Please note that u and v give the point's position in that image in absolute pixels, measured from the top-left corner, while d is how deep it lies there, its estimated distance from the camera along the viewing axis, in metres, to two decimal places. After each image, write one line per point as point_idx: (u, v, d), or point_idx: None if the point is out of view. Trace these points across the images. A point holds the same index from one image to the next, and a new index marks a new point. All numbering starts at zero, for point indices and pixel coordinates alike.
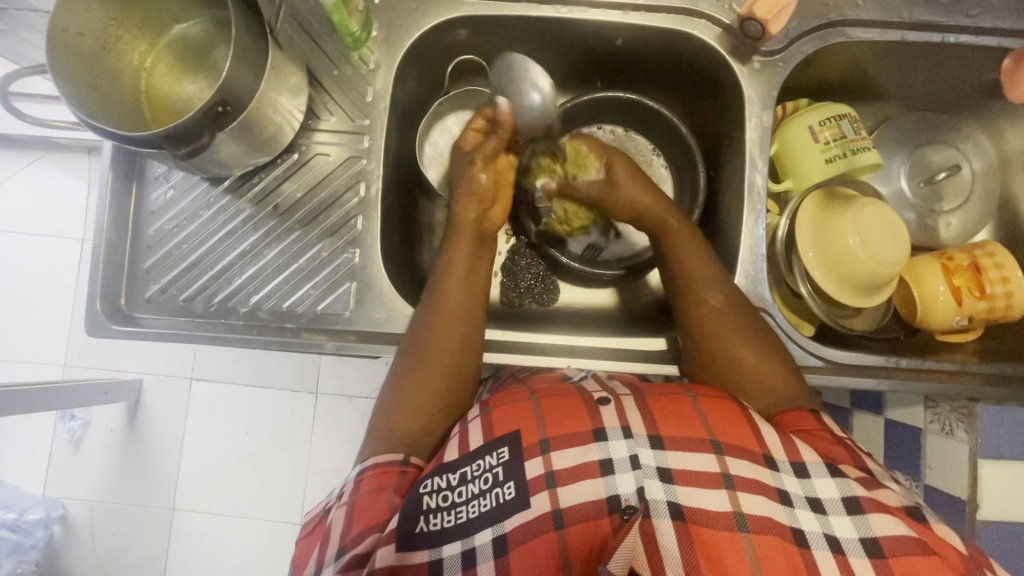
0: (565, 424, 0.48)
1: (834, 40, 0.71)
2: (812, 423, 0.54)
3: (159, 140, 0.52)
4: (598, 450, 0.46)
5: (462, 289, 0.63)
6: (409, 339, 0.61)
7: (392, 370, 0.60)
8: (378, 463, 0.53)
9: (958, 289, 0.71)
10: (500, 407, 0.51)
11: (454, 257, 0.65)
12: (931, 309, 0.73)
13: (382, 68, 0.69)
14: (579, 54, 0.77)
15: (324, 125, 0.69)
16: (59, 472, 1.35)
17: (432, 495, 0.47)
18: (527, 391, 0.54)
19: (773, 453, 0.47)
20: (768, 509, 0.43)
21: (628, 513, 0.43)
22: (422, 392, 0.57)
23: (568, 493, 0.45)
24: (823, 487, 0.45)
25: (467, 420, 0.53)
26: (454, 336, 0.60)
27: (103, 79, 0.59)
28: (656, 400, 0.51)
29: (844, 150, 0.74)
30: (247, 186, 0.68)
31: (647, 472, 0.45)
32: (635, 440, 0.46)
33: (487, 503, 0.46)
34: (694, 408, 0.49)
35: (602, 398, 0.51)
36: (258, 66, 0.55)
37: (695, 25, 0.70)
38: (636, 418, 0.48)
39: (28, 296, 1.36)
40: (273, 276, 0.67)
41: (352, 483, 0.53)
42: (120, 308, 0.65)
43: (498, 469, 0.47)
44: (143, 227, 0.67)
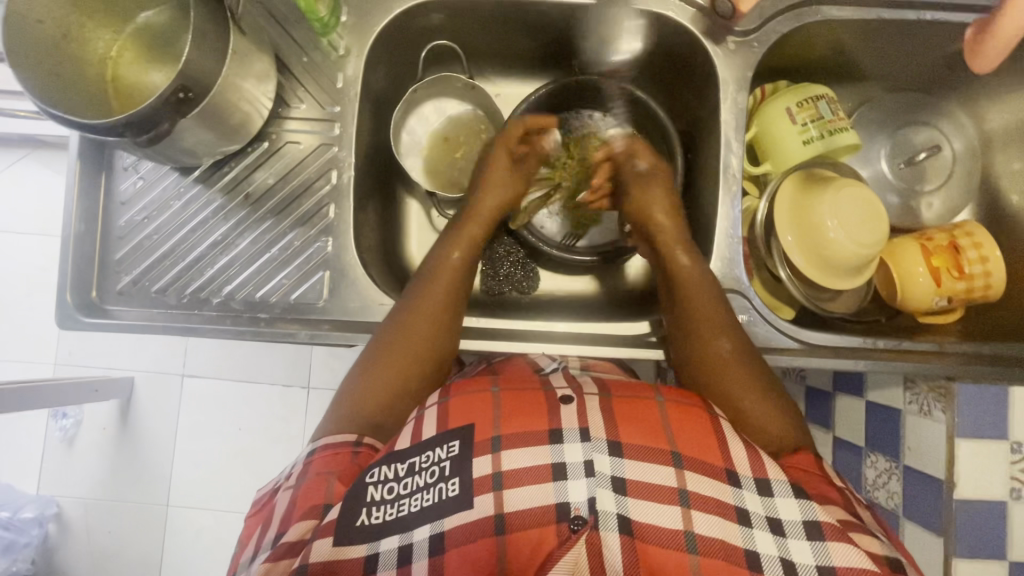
0: (520, 420, 0.49)
1: (811, 19, 0.70)
2: (813, 466, 0.52)
3: (119, 127, 0.52)
4: (553, 453, 0.46)
5: (440, 286, 0.63)
6: (383, 330, 0.61)
7: (363, 351, 0.60)
8: (330, 443, 0.53)
9: (937, 270, 0.71)
10: (458, 399, 0.51)
11: (442, 255, 0.66)
12: (911, 295, 0.72)
13: (351, 54, 0.68)
14: (553, 37, 0.76)
15: (294, 113, 0.68)
16: (52, 471, 1.35)
17: (378, 486, 0.47)
18: (491, 381, 0.54)
19: (738, 469, 0.47)
20: (721, 531, 0.44)
21: (577, 523, 0.43)
22: (386, 383, 0.57)
23: (513, 497, 0.44)
24: (786, 507, 0.45)
25: (426, 407, 0.53)
26: (426, 332, 0.60)
27: (67, 67, 0.59)
28: (621, 402, 0.51)
29: (821, 130, 0.74)
30: (218, 175, 0.67)
31: (601, 481, 0.45)
32: (592, 444, 0.46)
33: (429, 497, 0.46)
34: (660, 417, 0.50)
35: (565, 395, 0.51)
36: (219, 51, 0.54)
37: (668, 5, 0.69)
38: (598, 418, 0.49)
39: (18, 296, 1.36)
40: (246, 266, 0.66)
41: (302, 464, 0.52)
42: (91, 301, 0.65)
43: (446, 463, 0.47)
44: (113, 218, 0.66)
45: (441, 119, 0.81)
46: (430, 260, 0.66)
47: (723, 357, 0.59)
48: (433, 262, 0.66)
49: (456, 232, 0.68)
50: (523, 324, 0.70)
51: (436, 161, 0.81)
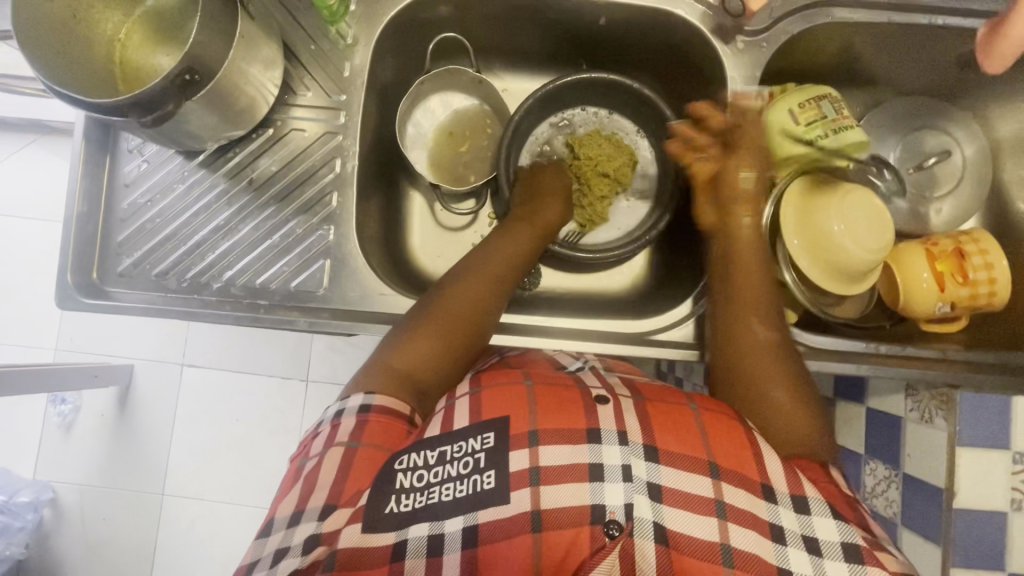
0: (558, 418, 0.49)
1: (820, 21, 0.69)
2: (824, 477, 0.51)
3: (125, 108, 0.52)
4: (588, 450, 0.47)
5: (491, 264, 0.66)
6: (432, 298, 0.62)
7: (407, 318, 0.61)
8: (386, 408, 0.53)
9: (941, 276, 0.70)
10: (489, 390, 0.52)
11: (506, 241, 0.70)
12: (914, 300, 0.72)
13: (360, 43, 0.68)
14: (561, 33, 0.76)
15: (301, 101, 0.68)
16: (50, 456, 1.35)
17: (407, 473, 0.47)
18: (523, 376, 0.56)
19: (774, 486, 0.47)
20: (756, 544, 0.44)
21: (613, 528, 0.44)
22: (430, 345, 0.58)
23: (549, 495, 0.45)
24: (822, 527, 0.45)
25: (455, 397, 0.54)
26: (473, 296, 0.62)
27: (74, 47, 0.59)
28: (656, 408, 0.52)
29: (828, 130, 0.71)
30: (222, 160, 0.67)
31: (638, 487, 0.46)
32: (630, 448, 0.47)
33: (463, 488, 0.46)
34: (695, 422, 0.50)
35: (601, 395, 0.52)
36: (226, 35, 0.54)
37: (678, 3, 0.69)
38: (633, 420, 0.50)
39: (21, 280, 1.36)
40: (247, 252, 0.66)
41: (358, 417, 0.52)
42: (91, 282, 0.65)
43: (480, 454, 0.48)
44: (116, 200, 0.66)
45: (447, 113, 0.82)
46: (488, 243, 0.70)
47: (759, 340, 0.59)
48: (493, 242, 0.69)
49: (512, 230, 0.71)
50: (524, 319, 0.70)
51: (441, 154, 0.82)
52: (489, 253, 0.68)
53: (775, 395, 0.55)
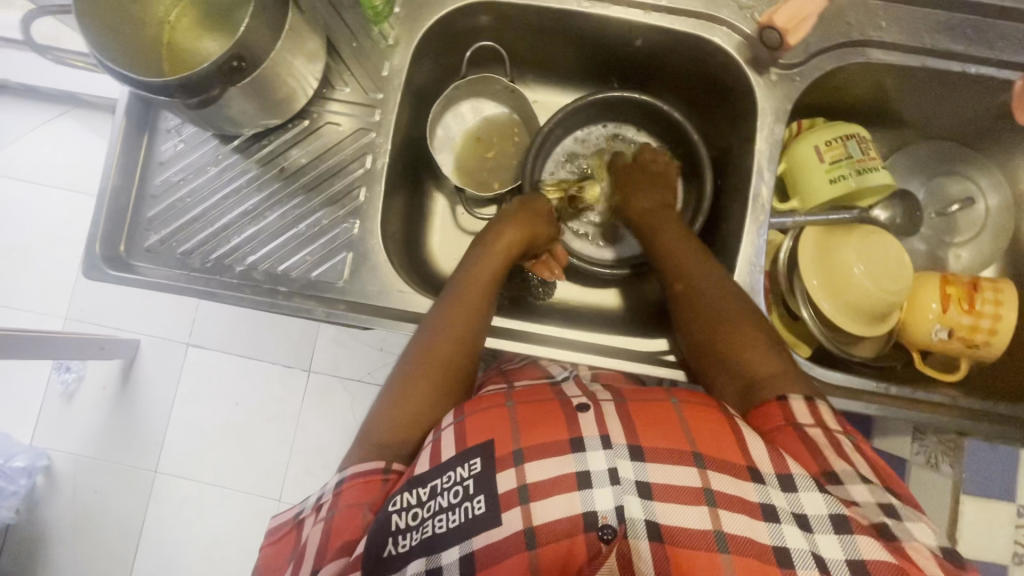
0: (540, 432, 0.49)
1: (855, 60, 0.70)
2: (783, 422, 0.53)
3: (172, 88, 0.53)
4: (575, 462, 0.47)
5: (467, 302, 0.65)
6: (407, 355, 0.62)
7: (390, 379, 0.62)
8: (359, 471, 0.54)
9: (947, 300, 0.72)
10: (473, 417, 0.52)
11: (471, 271, 0.68)
12: (911, 324, 0.74)
13: (400, 44, 0.70)
14: (596, 51, 0.77)
15: (338, 95, 0.69)
16: (49, 422, 1.36)
17: (402, 513, 0.47)
18: (504, 396, 0.55)
19: (760, 466, 0.47)
20: (748, 527, 0.44)
21: (607, 532, 0.44)
22: (420, 396, 0.59)
23: (541, 510, 0.45)
24: (810, 502, 0.45)
25: (440, 429, 0.54)
26: (452, 340, 0.62)
27: (125, 26, 0.61)
28: (637, 408, 0.52)
29: (852, 169, 0.74)
30: (256, 147, 0.69)
31: (626, 488, 0.45)
32: (614, 451, 0.47)
33: (456, 518, 0.46)
34: (678, 418, 0.50)
35: (581, 404, 0.52)
36: (274, 27, 0.56)
37: (716, 31, 0.69)
38: (616, 425, 0.49)
39: (39, 247, 1.39)
40: (271, 240, 0.67)
41: (334, 494, 0.54)
42: (118, 255, 0.66)
43: (468, 482, 0.48)
44: (150, 177, 0.68)
45: (477, 119, 0.83)
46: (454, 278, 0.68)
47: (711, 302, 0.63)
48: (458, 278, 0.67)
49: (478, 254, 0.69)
50: (539, 329, 0.70)
51: (467, 159, 0.83)
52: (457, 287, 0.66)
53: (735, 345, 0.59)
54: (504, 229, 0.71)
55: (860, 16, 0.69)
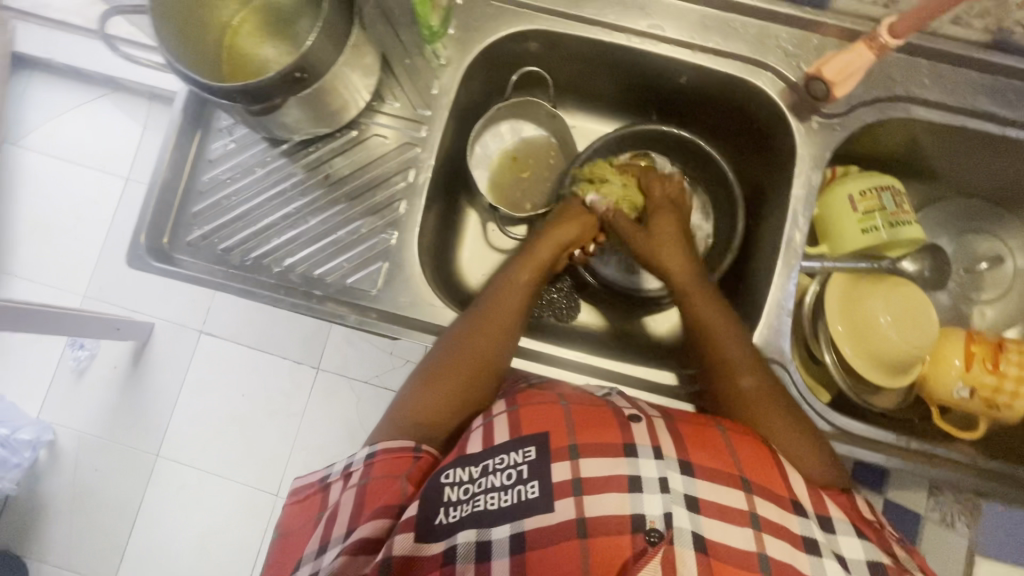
0: (595, 433, 0.51)
1: (896, 114, 0.71)
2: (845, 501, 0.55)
3: (236, 95, 0.55)
4: (627, 465, 0.49)
5: (505, 305, 0.66)
6: (441, 342, 0.64)
7: (422, 366, 0.64)
8: (390, 447, 0.56)
9: (971, 358, 0.72)
10: (527, 409, 0.53)
11: (513, 275, 0.69)
12: (931, 379, 0.74)
13: (451, 64, 0.71)
14: (640, 84, 0.79)
15: (386, 109, 0.71)
16: (57, 397, 1.38)
17: (454, 487, 0.49)
18: (557, 395, 0.56)
19: (801, 501, 0.51)
20: (791, 557, 0.47)
21: (654, 536, 0.46)
22: (449, 391, 0.61)
23: (593, 503, 0.47)
24: (848, 546, 0.49)
25: (490, 415, 0.55)
26: (489, 344, 0.63)
27: (193, 29, 0.63)
28: (686, 425, 0.54)
29: (884, 221, 0.75)
30: (303, 153, 0.70)
31: (676, 499, 0.48)
32: (665, 462, 0.50)
33: (508, 498, 0.48)
34: (726, 440, 0.53)
35: (633, 415, 0.54)
36: (338, 44, 0.58)
37: (761, 76, 0.71)
38: (666, 437, 0.52)
39: (64, 224, 1.41)
40: (310, 244, 0.69)
41: (364, 467, 0.55)
42: (161, 247, 0.67)
43: (523, 467, 0.50)
44: (198, 173, 0.70)
45: (515, 139, 0.85)
46: (493, 280, 0.69)
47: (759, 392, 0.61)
48: (498, 281, 0.69)
49: (518, 262, 0.70)
50: (566, 352, 0.71)
51: (503, 177, 0.85)
52: (496, 290, 0.67)
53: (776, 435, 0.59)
54: (557, 228, 0.72)
55: (903, 72, 0.71)
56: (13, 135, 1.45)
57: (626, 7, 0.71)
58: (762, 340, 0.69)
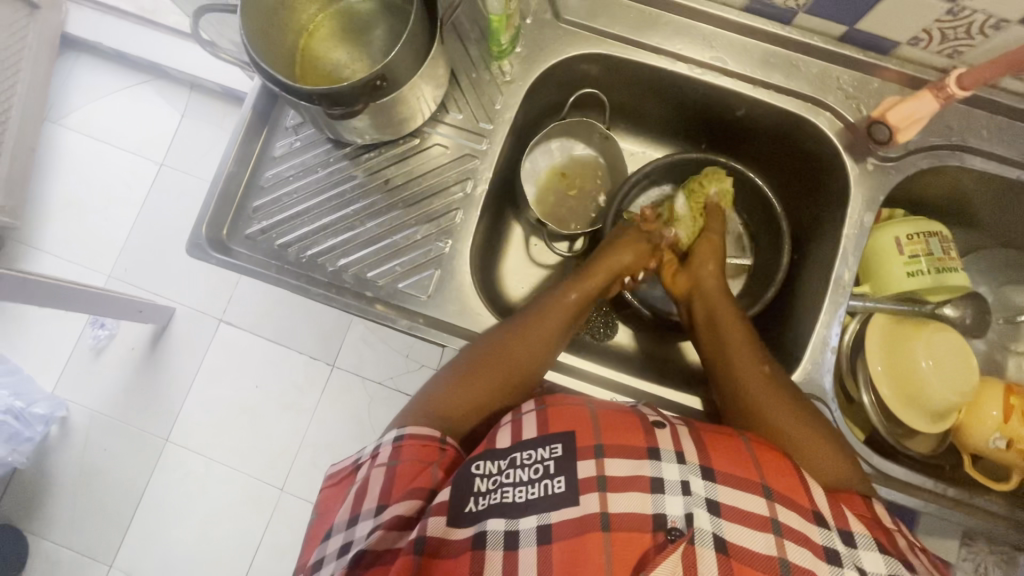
0: (621, 434, 0.50)
1: (951, 163, 0.72)
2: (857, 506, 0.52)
3: (316, 97, 0.57)
4: (650, 467, 0.47)
5: (549, 320, 0.65)
6: (478, 345, 0.64)
7: (454, 363, 0.62)
8: (418, 434, 0.54)
9: (1010, 410, 0.72)
10: (555, 408, 0.52)
11: (559, 296, 0.67)
12: (968, 428, 0.74)
13: (515, 81, 0.73)
14: (695, 113, 0.80)
15: (449, 120, 0.73)
16: (74, 374, 1.39)
17: (484, 477, 0.48)
18: (585, 399, 0.55)
19: (823, 513, 0.48)
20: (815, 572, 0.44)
21: (674, 534, 0.43)
22: (477, 393, 0.60)
23: (617, 500, 0.45)
24: (869, 559, 0.45)
25: (520, 412, 0.54)
26: (526, 354, 0.62)
27: (275, 30, 0.65)
28: (710, 435, 0.52)
29: (930, 266, 0.75)
30: (366, 156, 0.72)
31: (697, 500, 0.46)
32: (688, 467, 0.48)
33: (535, 491, 0.46)
34: (748, 452, 0.51)
35: (657, 421, 0.53)
36: (418, 53, 0.59)
37: (819, 115, 0.72)
38: (690, 445, 0.50)
39: (96, 204, 1.44)
40: (366, 246, 0.70)
41: (393, 447, 0.54)
42: (220, 237, 0.69)
43: (549, 462, 0.48)
44: (262, 169, 0.71)
45: (564, 156, 0.86)
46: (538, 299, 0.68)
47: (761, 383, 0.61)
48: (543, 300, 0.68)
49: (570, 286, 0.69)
50: (593, 367, 0.71)
51: (549, 196, 0.85)
52: (541, 308, 0.66)
53: (789, 430, 0.58)
54: (617, 253, 0.72)
55: (960, 122, 0.72)
56: (53, 113, 1.48)
57: (690, 37, 0.73)
58: (805, 375, 0.69)
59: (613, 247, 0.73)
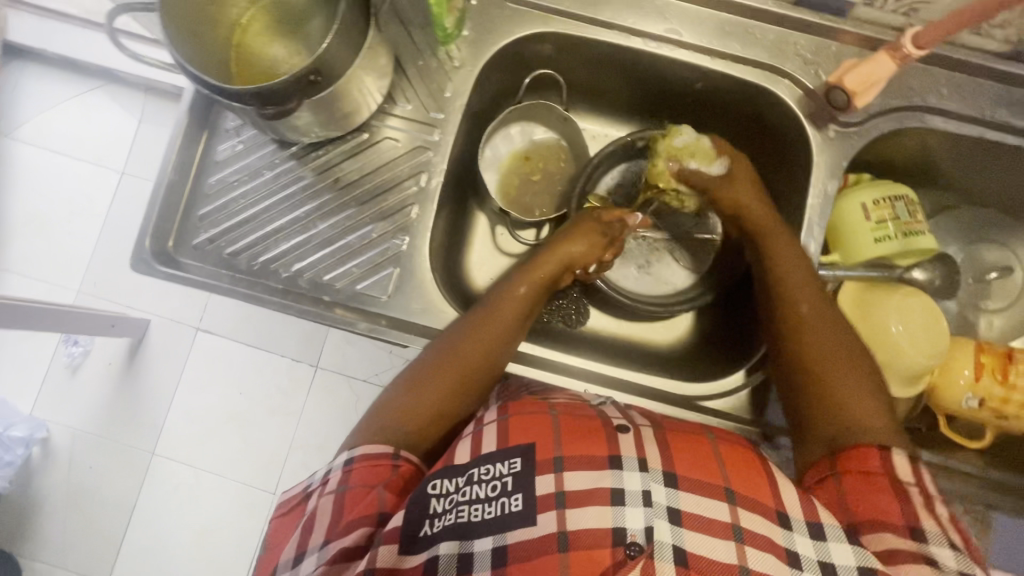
0: (581, 445, 0.49)
1: (913, 124, 0.70)
2: (875, 466, 0.53)
3: (248, 97, 0.54)
4: (611, 478, 0.47)
5: (498, 319, 0.63)
6: (432, 348, 0.62)
7: (406, 372, 0.61)
8: (369, 454, 0.54)
9: (980, 368, 0.72)
10: (516, 417, 0.51)
11: (506, 290, 0.65)
12: (941, 388, 0.74)
13: (465, 67, 0.70)
14: (655, 89, 0.78)
15: (397, 111, 0.70)
16: (51, 394, 1.35)
17: (440, 498, 0.48)
18: (548, 404, 0.54)
19: (787, 511, 0.48)
20: (775, 568, 0.45)
21: (633, 550, 0.44)
22: (431, 402, 0.58)
23: (575, 516, 0.45)
24: (839, 553, 0.46)
25: (482, 423, 0.53)
26: (479, 353, 0.61)
27: (203, 27, 0.61)
28: (674, 437, 0.52)
29: (897, 230, 0.74)
30: (313, 155, 0.69)
31: (657, 511, 0.45)
32: (650, 475, 0.47)
33: (491, 510, 0.46)
34: (713, 453, 0.51)
35: (621, 425, 0.52)
36: (353, 45, 0.57)
37: (778, 83, 0.70)
38: (654, 449, 0.49)
39: (57, 217, 1.38)
40: (321, 248, 0.68)
41: (341, 473, 0.53)
42: (166, 250, 0.66)
43: (507, 478, 0.48)
44: (204, 175, 0.68)
45: (525, 141, 0.84)
46: (492, 290, 0.66)
47: (826, 346, 0.60)
48: (496, 292, 0.66)
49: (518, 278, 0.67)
50: (573, 359, 0.70)
51: (512, 177, 0.83)
52: (492, 303, 0.64)
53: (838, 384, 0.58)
54: (565, 243, 0.69)
55: (921, 82, 0.70)
56: (4, 126, 1.42)
57: (643, 10, 0.70)
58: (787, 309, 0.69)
59: (567, 235, 0.70)
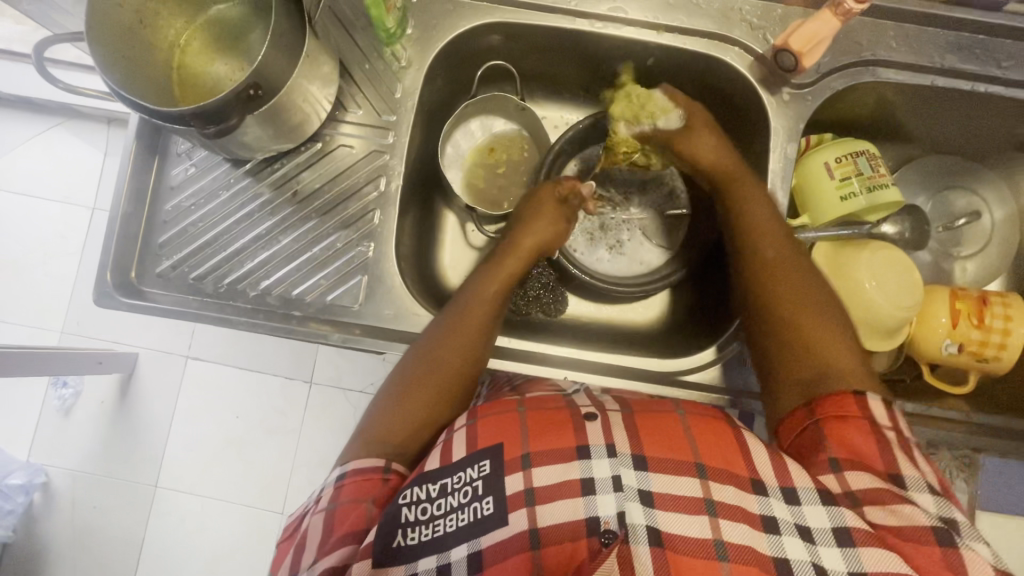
0: (549, 439, 0.49)
1: (865, 79, 0.70)
2: (851, 408, 0.52)
3: (188, 118, 0.53)
4: (580, 468, 0.47)
5: (475, 319, 0.63)
6: (412, 357, 0.61)
7: (391, 384, 0.60)
8: (361, 468, 0.53)
9: (957, 314, 0.72)
10: (483, 419, 0.51)
11: (476, 290, 0.65)
12: (920, 336, 0.74)
13: (412, 65, 0.69)
14: (609, 70, 0.77)
15: (350, 118, 0.69)
16: (45, 438, 1.33)
17: (411, 506, 0.47)
18: (516, 401, 0.54)
19: (763, 479, 0.47)
20: (751, 538, 0.44)
21: (607, 537, 0.43)
22: (417, 412, 0.58)
23: (545, 512, 0.45)
24: (814, 515, 0.45)
25: (454, 428, 0.53)
26: (461, 355, 0.60)
27: (139, 51, 0.60)
28: (644, 419, 0.51)
29: (862, 187, 0.72)
30: (268, 170, 0.68)
31: (629, 495, 0.45)
32: (618, 460, 0.47)
33: (463, 517, 0.46)
34: (683, 430, 0.50)
35: (590, 412, 0.51)
36: (291, 53, 0.56)
37: (727, 52, 0.70)
38: (622, 436, 0.49)
39: (32, 260, 1.36)
40: (285, 263, 0.67)
41: (333, 488, 0.53)
42: (129, 281, 0.65)
43: (478, 482, 0.48)
44: (160, 202, 0.67)
45: (486, 135, 0.82)
46: (468, 287, 0.66)
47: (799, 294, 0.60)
48: (471, 288, 0.65)
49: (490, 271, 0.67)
50: (553, 349, 0.69)
51: (478, 171, 0.82)
52: (468, 300, 0.64)
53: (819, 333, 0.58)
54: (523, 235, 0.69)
55: (870, 37, 0.70)
56: None
57: None
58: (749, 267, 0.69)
59: (525, 223, 0.70)
